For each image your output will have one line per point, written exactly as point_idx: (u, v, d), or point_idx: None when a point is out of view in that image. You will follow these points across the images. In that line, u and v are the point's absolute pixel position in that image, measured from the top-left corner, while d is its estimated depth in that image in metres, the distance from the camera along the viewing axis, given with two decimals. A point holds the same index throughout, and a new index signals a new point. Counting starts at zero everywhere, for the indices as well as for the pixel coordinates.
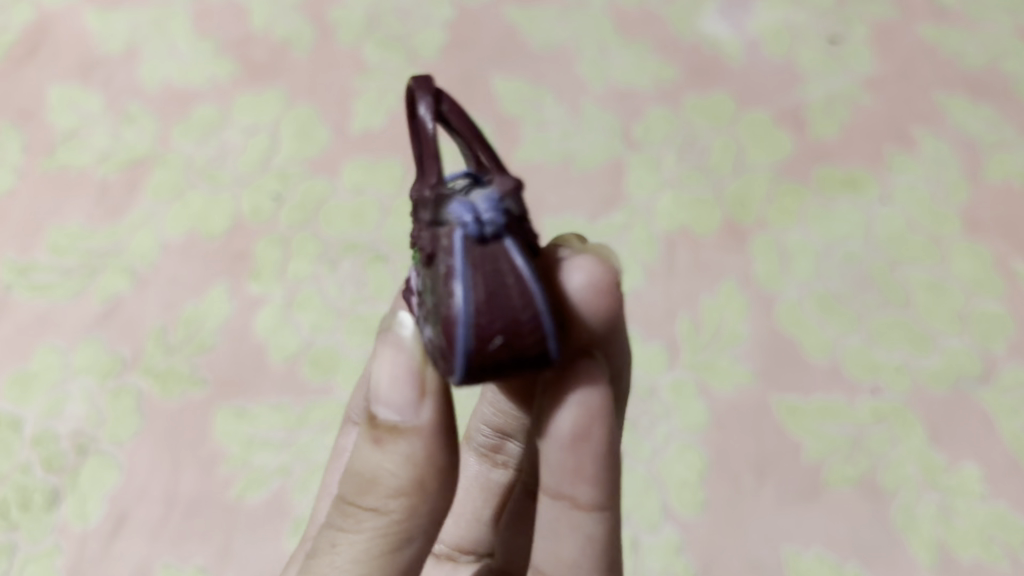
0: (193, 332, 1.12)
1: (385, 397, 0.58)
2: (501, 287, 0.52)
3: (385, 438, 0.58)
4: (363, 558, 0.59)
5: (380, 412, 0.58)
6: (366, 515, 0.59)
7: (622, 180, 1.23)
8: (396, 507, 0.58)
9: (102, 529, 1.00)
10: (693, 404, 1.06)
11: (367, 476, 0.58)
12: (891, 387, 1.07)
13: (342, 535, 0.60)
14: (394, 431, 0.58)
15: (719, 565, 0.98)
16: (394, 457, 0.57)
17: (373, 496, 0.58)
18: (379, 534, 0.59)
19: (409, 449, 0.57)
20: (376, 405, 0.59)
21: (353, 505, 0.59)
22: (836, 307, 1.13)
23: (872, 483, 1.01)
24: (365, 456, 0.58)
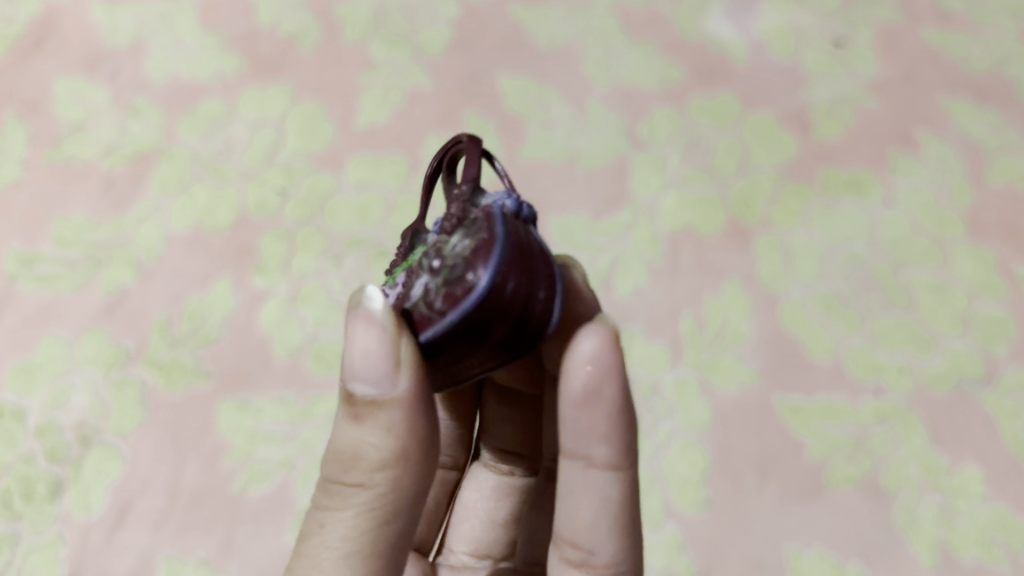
0: (198, 325, 1.12)
1: (359, 370, 0.57)
2: (528, 245, 0.58)
3: (363, 411, 0.57)
4: (351, 538, 0.58)
5: (356, 387, 0.57)
6: (351, 492, 0.58)
7: (627, 179, 1.24)
8: (381, 480, 0.57)
9: (105, 521, 1.00)
10: (696, 403, 1.07)
11: (351, 453, 0.58)
12: (894, 388, 1.07)
13: (328, 515, 0.59)
14: (373, 404, 0.57)
15: (721, 564, 0.98)
16: (375, 429, 0.57)
17: (359, 471, 0.57)
18: (366, 510, 0.58)
19: (389, 418, 0.57)
20: (352, 381, 0.57)
21: (339, 484, 0.58)
22: (839, 307, 1.14)
23: (874, 483, 1.01)
24: (347, 434, 0.58)
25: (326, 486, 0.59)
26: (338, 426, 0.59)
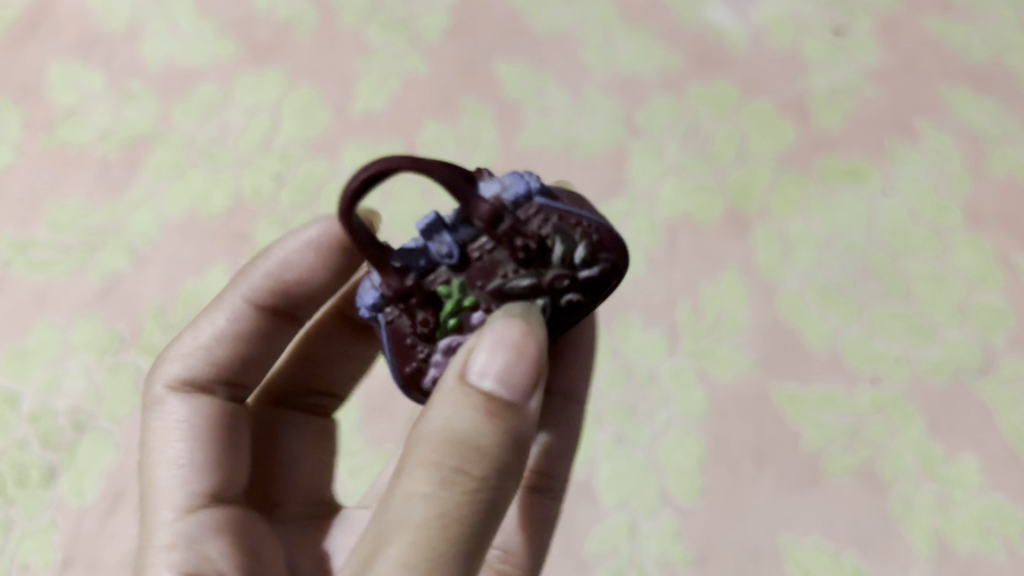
0: (193, 312, 1.11)
1: (504, 372, 0.55)
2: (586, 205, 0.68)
3: (495, 418, 0.54)
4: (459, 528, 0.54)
5: (496, 392, 0.55)
6: (467, 484, 0.54)
7: (625, 167, 1.23)
8: (497, 483, 0.55)
9: (98, 507, 0.97)
10: (693, 391, 1.06)
11: (469, 450, 0.54)
12: (891, 377, 1.07)
13: (422, 513, 0.54)
14: (509, 407, 0.55)
15: (718, 552, 0.97)
16: (508, 434, 0.54)
17: (481, 471, 0.54)
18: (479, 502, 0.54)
19: (523, 427, 0.55)
20: (488, 381, 0.55)
21: (447, 479, 0.54)
22: (836, 297, 1.14)
23: (871, 473, 1.01)
24: (466, 427, 0.54)
25: (423, 478, 0.54)
26: (447, 417, 0.54)
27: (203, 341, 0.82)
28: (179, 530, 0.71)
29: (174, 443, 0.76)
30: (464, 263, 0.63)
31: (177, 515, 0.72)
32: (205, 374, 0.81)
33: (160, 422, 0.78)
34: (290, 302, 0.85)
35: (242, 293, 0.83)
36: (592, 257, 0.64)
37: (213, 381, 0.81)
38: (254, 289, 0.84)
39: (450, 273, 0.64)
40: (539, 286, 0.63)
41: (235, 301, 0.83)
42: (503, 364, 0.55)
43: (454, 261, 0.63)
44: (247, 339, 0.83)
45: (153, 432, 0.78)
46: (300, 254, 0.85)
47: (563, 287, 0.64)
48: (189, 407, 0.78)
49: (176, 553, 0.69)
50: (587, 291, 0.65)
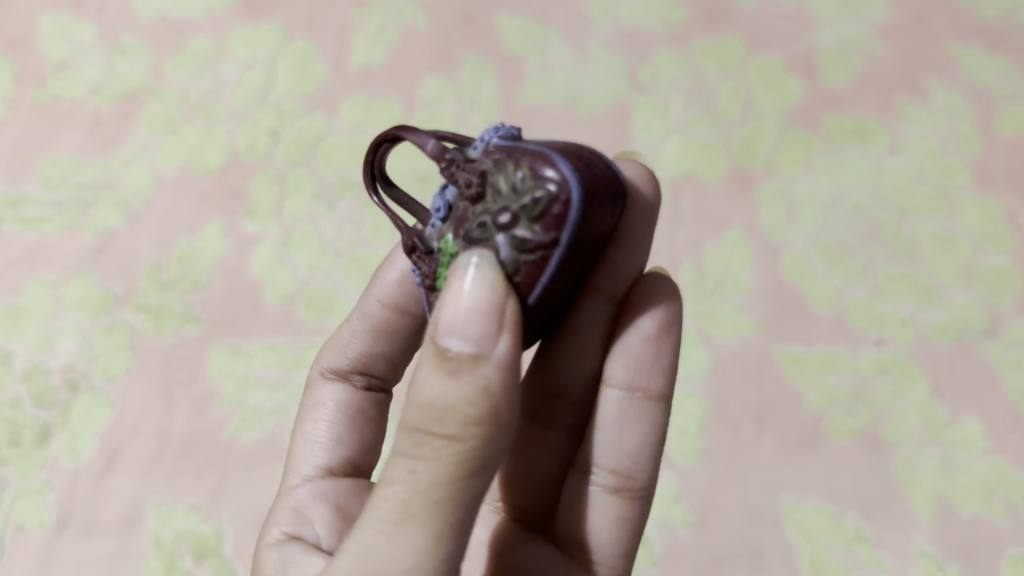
0: (187, 270, 1.09)
1: (467, 325, 0.52)
2: (581, 152, 0.61)
3: (460, 373, 0.52)
4: (437, 488, 0.52)
5: (459, 348, 0.52)
6: (439, 444, 0.52)
7: (628, 124, 1.20)
8: (465, 444, 0.51)
9: (94, 467, 0.95)
10: (695, 352, 1.04)
11: (434, 410, 0.52)
12: (896, 339, 1.06)
13: (398, 477, 0.53)
14: (471, 361, 0.52)
15: (718, 515, 0.95)
16: (473, 390, 0.51)
17: (446, 431, 0.51)
18: (453, 462, 0.52)
19: (489, 380, 0.52)
20: (447, 336, 0.52)
21: (418, 442, 0.52)
22: (842, 258, 1.12)
23: (873, 434, 0.99)
24: (436, 387, 0.52)
25: (402, 444, 0.53)
26: (421, 379, 0.53)
27: (351, 336, 0.84)
28: (296, 496, 0.76)
29: (317, 427, 0.82)
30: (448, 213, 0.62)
31: (301, 480, 0.78)
32: (347, 364, 0.84)
33: (311, 403, 0.84)
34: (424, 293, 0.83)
35: (380, 294, 0.82)
36: (538, 185, 0.58)
37: (351, 369, 0.84)
38: (389, 292, 0.82)
39: (441, 228, 0.62)
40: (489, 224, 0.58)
41: (374, 302, 0.82)
42: (463, 317, 0.53)
43: (441, 214, 0.62)
44: (384, 334, 0.83)
45: (304, 420, 0.83)
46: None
47: (507, 220, 0.57)
48: (340, 395, 0.83)
49: (287, 515, 0.73)
50: (545, 224, 0.57)
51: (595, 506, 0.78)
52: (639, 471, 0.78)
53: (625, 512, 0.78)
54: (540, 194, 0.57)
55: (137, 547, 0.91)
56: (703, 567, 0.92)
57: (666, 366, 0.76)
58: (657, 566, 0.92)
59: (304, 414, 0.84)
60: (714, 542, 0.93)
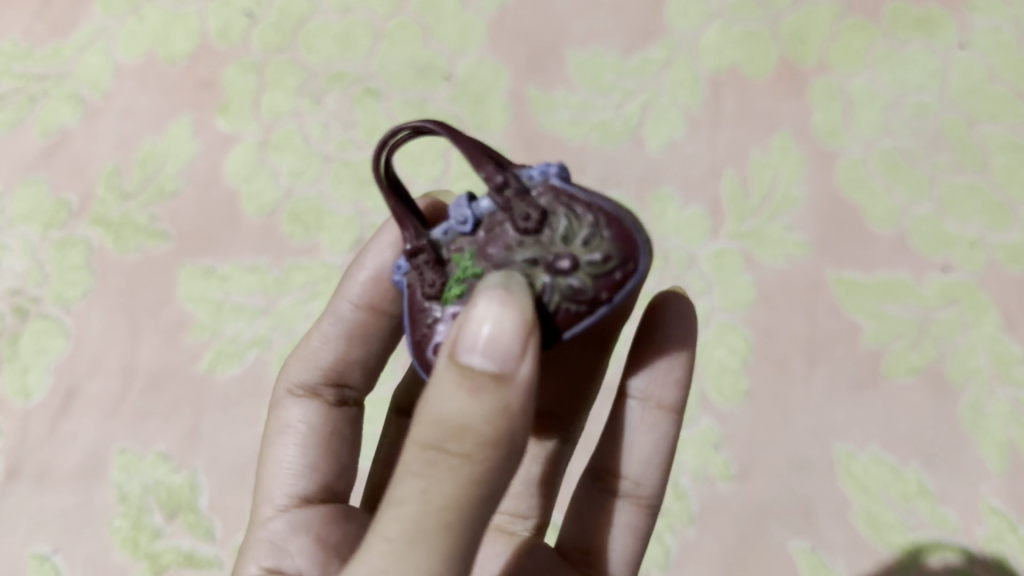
0: (151, 176, 0.94)
1: (489, 336, 0.41)
2: None
3: (480, 389, 0.40)
4: (436, 516, 0.40)
5: (480, 362, 0.41)
6: (446, 465, 0.40)
7: (662, 9, 1.04)
8: (482, 474, 0.40)
9: (48, 407, 0.83)
10: (738, 278, 0.91)
11: (446, 430, 0.40)
12: (963, 265, 0.92)
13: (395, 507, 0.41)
14: (496, 377, 0.40)
15: (762, 466, 0.84)
16: (494, 408, 0.40)
17: (461, 458, 0.40)
18: (460, 488, 0.40)
19: (513, 400, 0.40)
20: (469, 350, 0.41)
21: (423, 466, 0.40)
22: (904, 168, 0.97)
23: (937, 371, 0.86)
24: (450, 404, 0.40)
25: (402, 468, 0.41)
26: (429, 394, 0.41)
27: (324, 341, 0.67)
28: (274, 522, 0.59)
29: (287, 448, 0.64)
30: (480, 223, 0.49)
31: (274, 511, 0.61)
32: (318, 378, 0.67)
33: (274, 422, 0.66)
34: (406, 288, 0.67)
35: (360, 291, 0.66)
36: (601, 239, 0.47)
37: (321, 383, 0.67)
38: (369, 286, 0.66)
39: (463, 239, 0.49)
40: (539, 263, 0.47)
41: (348, 300, 0.66)
42: (486, 330, 0.41)
43: (466, 225, 0.49)
44: (362, 338, 0.67)
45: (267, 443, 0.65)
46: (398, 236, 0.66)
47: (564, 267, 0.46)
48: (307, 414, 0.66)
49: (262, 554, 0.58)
50: (599, 285, 0.47)
51: (602, 517, 0.66)
52: (648, 479, 0.66)
53: (634, 520, 0.66)
54: (604, 250, 0.47)
55: (100, 499, 0.79)
56: (745, 525, 0.81)
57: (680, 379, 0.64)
58: (694, 523, 0.82)
59: (268, 436, 0.66)
60: (756, 496, 0.82)
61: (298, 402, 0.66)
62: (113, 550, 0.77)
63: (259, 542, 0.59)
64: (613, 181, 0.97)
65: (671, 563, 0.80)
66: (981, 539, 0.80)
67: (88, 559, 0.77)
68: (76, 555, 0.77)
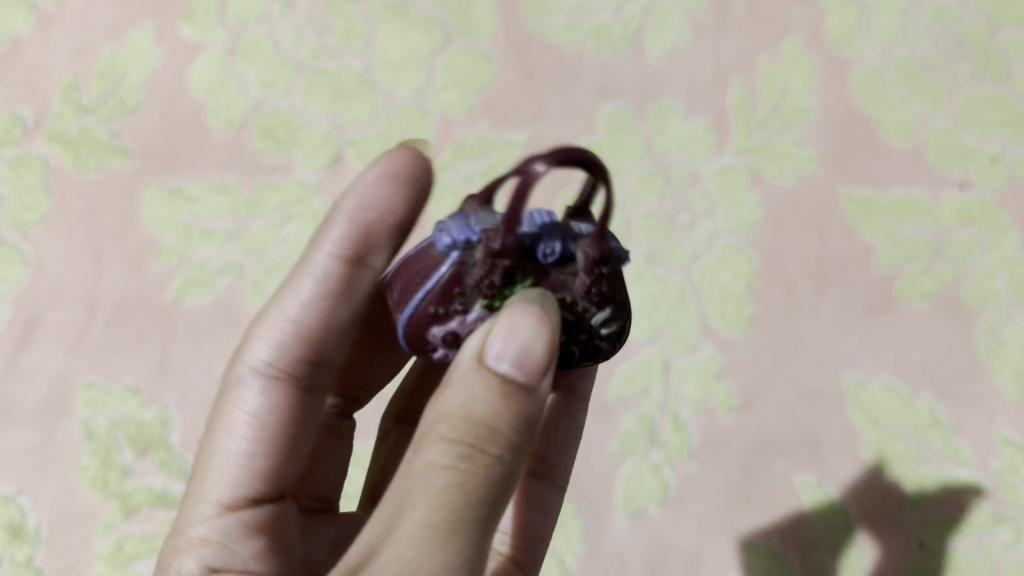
0: (111, 89, 0.87)
1: (525, 338, 0.39)
2: None
3: (512, 396, 0.39)
4: (462, 524, 0.39)
5: (510, 367, 0.39)
6: (475, 470, 0.39)
7: None
8: (506, 475, 0.40)
9: (8, 340, 0.78)
10: (744, 197, 0.85)
11: (475, 433, 0.39)
12: (982, 181, 0.86)
13: (419, 508, 0.39)
14: (524, 387, 0.40)
15: (765, 397, 0.78)
16: (520, 415, 0.40)
17: (489, 460, 0.39)
18: (483, 494, 0.39)
19: (535, 410, 0.40)
20: (502, 359, 0.39)
21: (448, 467, 0.39)
22: (922, 76, 0.90)
23: (953, 296, 0.81)
24: (479, 405, 0.39)
25: (420, 467, 0.39)
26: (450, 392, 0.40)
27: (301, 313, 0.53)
28: (216, 529, 0.48)
29: (237, 435, 0.51)
30: (560, 262, 0.44)
31: (214, 513, 0.49)
32: (290, 352, 0.53)
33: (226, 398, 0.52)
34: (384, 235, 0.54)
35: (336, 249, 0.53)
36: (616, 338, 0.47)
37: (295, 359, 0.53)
38: (349, 243, 0.53)
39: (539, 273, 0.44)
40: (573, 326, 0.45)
41: (323, 256, 0.53)
42: (517, 337, 0.39)
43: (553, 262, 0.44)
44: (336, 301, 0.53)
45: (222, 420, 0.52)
46: (380, 187, 0.53)
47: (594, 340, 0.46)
48: (269, 396, 0.52)
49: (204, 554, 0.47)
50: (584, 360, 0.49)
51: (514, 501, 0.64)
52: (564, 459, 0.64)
53: (548, 499, 0.64)
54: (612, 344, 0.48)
55: (65, 437, 0.74)
56: (747, 458, 0.76)
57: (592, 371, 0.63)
58: (694, 458, 0.76)
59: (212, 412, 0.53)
60: (760, 428, 0.77)
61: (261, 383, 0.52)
62: (81, 490, 0.73)
63: (199, 547, 0.48)
64: (611, 92, 0.90)
65: (670, 499, 0.75)
66: (995, 471, 0.75)
67: (55, 500, 0.72)
68: (42, 496, 0.73)
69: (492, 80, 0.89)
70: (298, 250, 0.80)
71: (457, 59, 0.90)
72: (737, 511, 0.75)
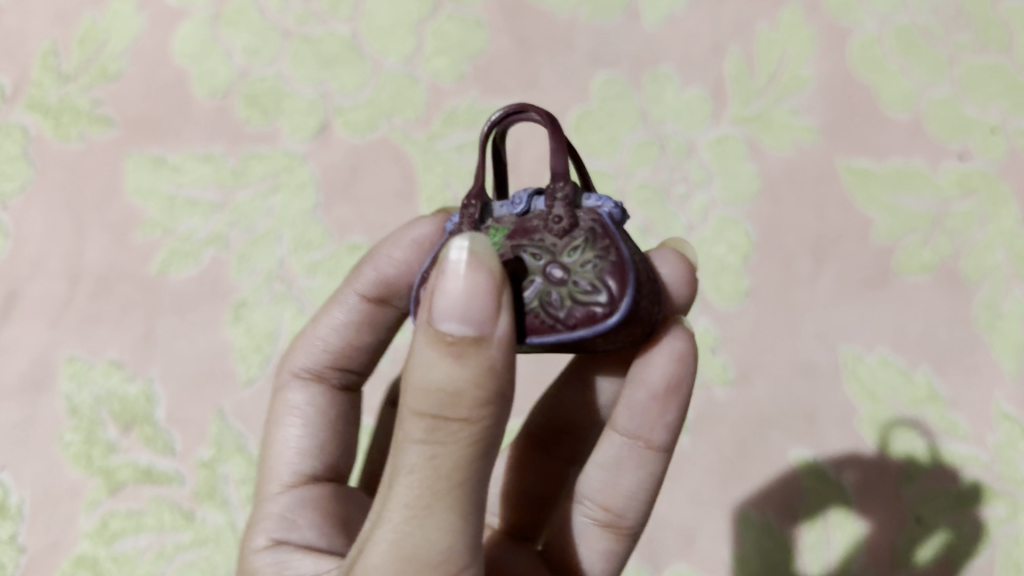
0: (92, 55, 0.84)
1: (461, 295, 0.37)
2: (650, 284, 0.45)
3: (467, 351, 0.37)
4: (443, 497, 0.37)
5: (457, 324, 0.37)
6: (446, 436, 0.37)
7: None
8: (484, 437, 0.37)
9: None
10: (741, 167, 0.83)
11: (437, 401, 0.37)
12: (982, 152, 0.84)
13: (399, 485, 0.37)
14: (472, 342, 0.37)
15: (761, 370, 0.77)
16: (476, 372, 0.37)
17: (456, 427, 0.37)
18: (459, 461, 0.37)
19: (495, 361, 0.37)
20: (444, 319, 0.37)
21: (420, 443, 0.37)
22: (922, 46, 0.88)
23: (952, 269, 0.80)
24: (433, 374, 0.37)
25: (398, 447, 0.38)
26: (411, 358, 0.38)
27: (333, 329, 0.61)
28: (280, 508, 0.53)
29: (290, 428, 0.59)
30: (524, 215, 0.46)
31: (282, 488, 0.56)
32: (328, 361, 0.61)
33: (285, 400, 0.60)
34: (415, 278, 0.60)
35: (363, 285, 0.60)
36: (608, 273, 0.43)
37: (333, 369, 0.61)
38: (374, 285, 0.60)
39: (512, 220, 0.46)
40: (538, 258, 0.44)
41: (353, 293, 0.60)
42: (463, 281, 0.37)
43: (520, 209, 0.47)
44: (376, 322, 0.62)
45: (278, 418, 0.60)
46: (414, 246, 0.58)
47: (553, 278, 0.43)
48: (316, 397, 0.61)
49: (271, 521, 0.52)
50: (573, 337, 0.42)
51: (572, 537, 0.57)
52: (633, 508, 0.56)
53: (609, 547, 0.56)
54: (596, 282, 0.43)
55: (48, 412, 0.73)
56: (742, 433, 0.75)
57: (672, 420, 0.54)
58: (688, 431, 0.75)
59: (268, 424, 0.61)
60: (755, 402, 0.76)
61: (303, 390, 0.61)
62: (64, 466, 0.71)
63: (262, 524, 0.52)
64: (606, 60, 0.88)
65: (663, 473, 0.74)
66: (992, 446, 0.74)
67: (38, 477, 0.71)
68: (24, 473, 0.71)
69: (484, 46, 0.87)
70: (284, 221, 0.78)
71: (447, 25, 0.88)
72: (732, 485, 0.74)
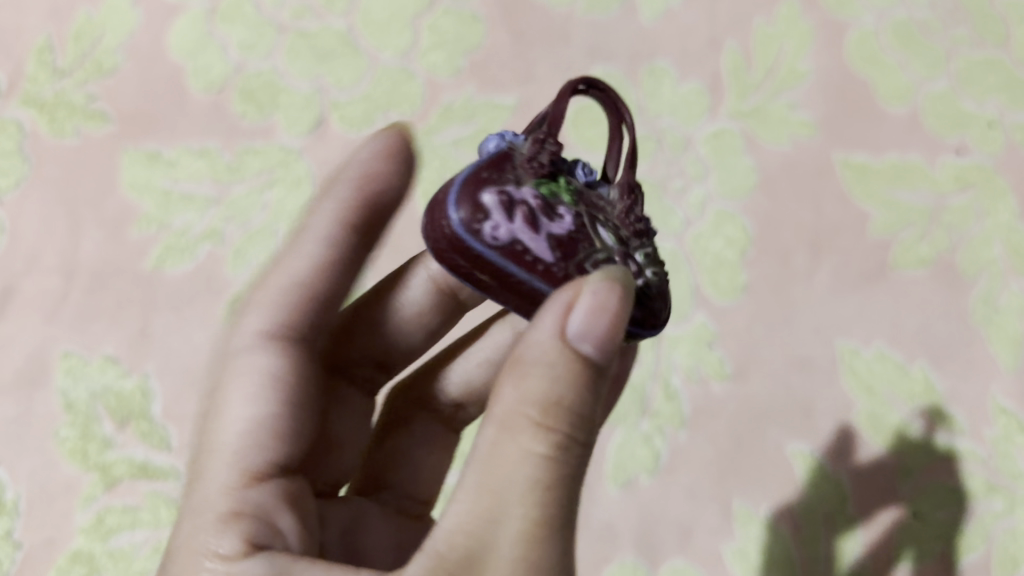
0: (87, 50, 0.84)
1: (604, 323, 0.38)
2: None
3: (589, 371, 0.39)
4: (556, 510, 0.39)
5: (591, 346, 0.38)
6: (565, 449, 0.38)
7: None
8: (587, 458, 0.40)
9: None
10: (738, 162, 0.83)
11: (565, 417, 0.38)
12: (980, 147, 0.84)
13: (515, 498, 0.38)
14: (595, 363, 0.39)
15: (758, 364, 0.77)
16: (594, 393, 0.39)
17: (577, 444, 0.39)
18: (570, 477, 0.39)
19: (605, 388, 0.40)
20: (582, 339, 0.38)
21: (544, 455, 0.38)
22: (919, 40, 0.88)
23: (949, 263, 0.80)
24: (560, 387, 0.38)
25: (513, 457, 0.38)
26: (532, 378, 0.38)
27: (299, 267, 0.55)
28: (242, 505, 0.46)
29: (242, 401, 0.50)
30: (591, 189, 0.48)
31: (234, 487, 0.47)
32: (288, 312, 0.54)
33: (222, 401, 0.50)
34: (377, 208, 0.57)
35: (333, 213, 0.55)
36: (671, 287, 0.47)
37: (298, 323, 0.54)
38: (346, 218, 0.56)
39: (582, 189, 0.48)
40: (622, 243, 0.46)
41: (320, 228, 0.55)
42: (605, 312, 0.38)
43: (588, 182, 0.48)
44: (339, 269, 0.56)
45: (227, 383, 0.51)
46: (375, 162, 0.57)
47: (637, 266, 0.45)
48: (271, 359, 0.52)
49: (236, 523, 0.45)
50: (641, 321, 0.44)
51: None
52: None
53: None
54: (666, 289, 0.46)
55: (43, 408, 0.73)
56: (739, 427, 0.75)
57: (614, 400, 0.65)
58: (685, 426, 0.75)
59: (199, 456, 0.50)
60: (752, 397, 0.76)
61: (257, 348, 0.53)
62: (60, 462, 0.71)
63: (226, 526, 0.45)
64: (603, 54, 0.88)
65: (661, 468, 0.74)
66: (989, 440, 0.74)
67: (34, 473, 0.71)
68: (20, 469, 0.71)
69: (480, 41, 0.87)
70: (280, 216, 0.78)
71: (443, 20, 0.87)
72: (728, 479, 0.74)
